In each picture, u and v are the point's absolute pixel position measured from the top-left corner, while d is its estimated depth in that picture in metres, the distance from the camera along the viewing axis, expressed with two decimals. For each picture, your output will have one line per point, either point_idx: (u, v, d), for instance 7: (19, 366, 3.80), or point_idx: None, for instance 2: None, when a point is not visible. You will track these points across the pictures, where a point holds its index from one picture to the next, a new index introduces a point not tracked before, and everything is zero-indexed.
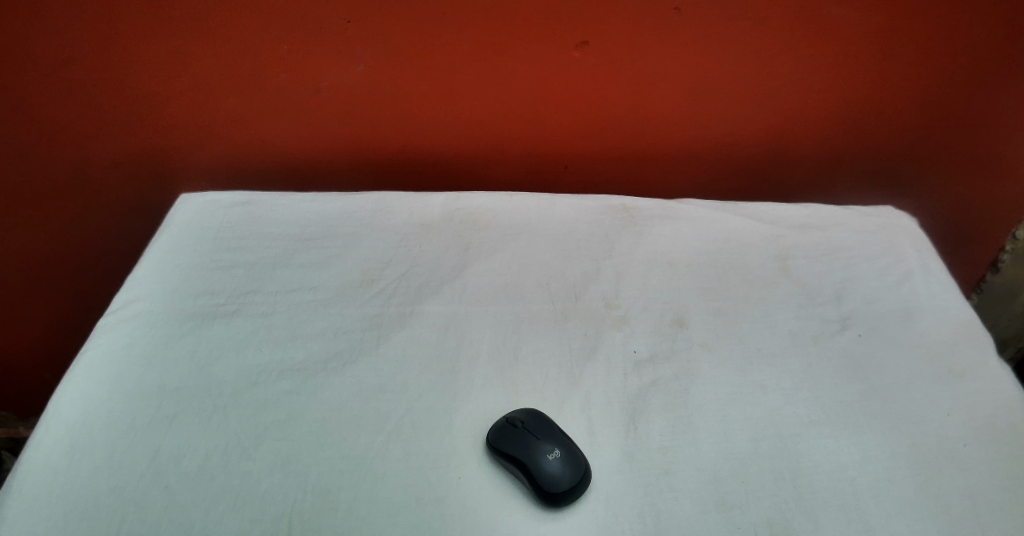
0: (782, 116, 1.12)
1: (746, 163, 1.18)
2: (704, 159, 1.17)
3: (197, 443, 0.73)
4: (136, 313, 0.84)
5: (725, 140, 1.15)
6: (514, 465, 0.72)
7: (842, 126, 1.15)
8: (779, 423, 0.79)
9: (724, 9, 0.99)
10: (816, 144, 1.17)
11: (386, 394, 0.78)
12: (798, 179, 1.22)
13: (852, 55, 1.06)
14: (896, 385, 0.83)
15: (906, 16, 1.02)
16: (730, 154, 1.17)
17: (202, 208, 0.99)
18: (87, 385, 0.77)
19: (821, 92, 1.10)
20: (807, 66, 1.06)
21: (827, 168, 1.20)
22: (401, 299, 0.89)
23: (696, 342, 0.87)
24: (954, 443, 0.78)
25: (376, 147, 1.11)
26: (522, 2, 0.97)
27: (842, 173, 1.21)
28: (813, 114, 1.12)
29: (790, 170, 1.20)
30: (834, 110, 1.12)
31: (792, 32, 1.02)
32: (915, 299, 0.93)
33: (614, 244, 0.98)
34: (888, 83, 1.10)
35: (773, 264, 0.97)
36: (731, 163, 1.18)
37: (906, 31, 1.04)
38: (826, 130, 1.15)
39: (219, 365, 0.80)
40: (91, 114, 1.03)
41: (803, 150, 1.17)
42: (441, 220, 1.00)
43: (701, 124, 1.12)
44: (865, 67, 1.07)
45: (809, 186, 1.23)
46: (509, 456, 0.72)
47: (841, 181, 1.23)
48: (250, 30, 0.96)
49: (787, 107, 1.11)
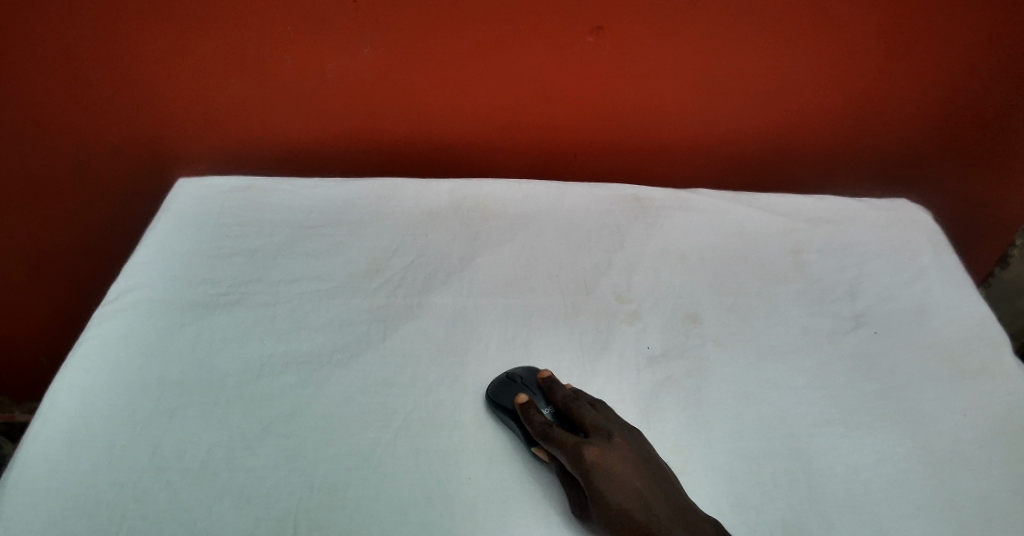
0: (784, 114, 1.10)
1: (748, 161, 1.16)
2: (708, 152, 1.14)
3: (199, 437, 0.71)
4: (135, 302, 0.82)
5: (726, 137, 1.12)
6: (503, 413, 0.74)
7: (841, 124, 1.12)
8: (791, 423, 0.78)
9: (735, 6, 0.97)
10: (821, 139, 1.14)
11: (392, 389, 0.76)
12: (804, 175, 1.19)
13: (860, 49, 1.03)
14: (910, 385, 0.83)
15: (906, 14, 1.00)
16: (733, 152, 1.15)
17: (202, 194, 0.96)
18: (85, 377, 0.75)
19: (824, 85, 1.07)
20: (814, 57, 1.03)
21: (825, 165, 1.18)
22: (407, 292, 0.86)
23: (709, 339, 0.85)
24: (967, 445, 0.78)
25: (383, 135, 1.07)
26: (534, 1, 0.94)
27: (840, 170, 1.19)
28: (808, 111, 1.10)
29: (792, 166, 1.18)
30: (839, 106, 1.10)
31: (799, 25, 0.99)
32: (928, 297, 0.92)
33: (625, 235, 0.96)
34: (892, 78, 1.07)
35: (787, 259, 0.96)
36: (733, 160, 1.16)
37: (907, 27, 1.01)
38: (826, 127, 1.12)
39: (223, 356, 0.78)
40: (85, 104, 1.00)
41: (804, 146, 1.15)
42: (448, 210, 0.97)
43: (705, 121, 1.10)
44: (868, 66, 1.05)
45: (808, 181, 1.20)
46: (503, 405, 0.74)
47: (846, 177, 1.20)
48: (252, 20, 0.93)
49: (788, 105, 1.09)
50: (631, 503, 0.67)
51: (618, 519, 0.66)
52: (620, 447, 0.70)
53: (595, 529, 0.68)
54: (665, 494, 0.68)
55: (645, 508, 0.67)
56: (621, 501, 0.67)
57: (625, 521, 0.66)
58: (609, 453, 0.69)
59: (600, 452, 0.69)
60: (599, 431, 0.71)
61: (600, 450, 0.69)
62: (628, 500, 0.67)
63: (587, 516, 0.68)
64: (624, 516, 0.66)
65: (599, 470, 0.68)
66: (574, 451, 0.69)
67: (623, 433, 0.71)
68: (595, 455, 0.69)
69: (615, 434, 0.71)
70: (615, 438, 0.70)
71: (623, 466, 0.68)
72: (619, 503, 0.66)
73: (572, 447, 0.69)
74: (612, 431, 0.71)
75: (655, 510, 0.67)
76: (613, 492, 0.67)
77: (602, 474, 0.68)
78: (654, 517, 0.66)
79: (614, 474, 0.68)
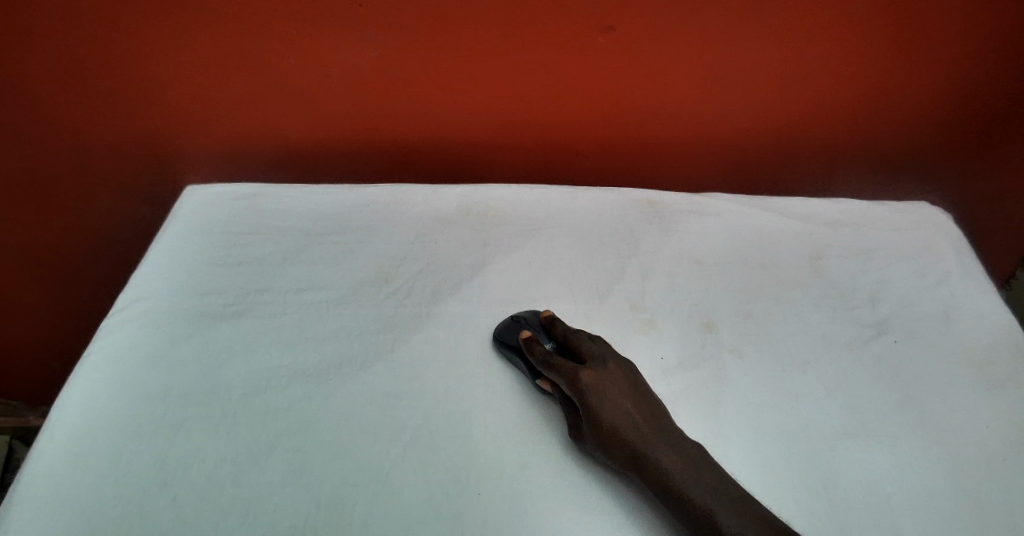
0: (794, 115, 1.08)
1: (749, 161, 1.14)
2: (709, 153, 1.12)
3: (206, 452, 0.70)
4: (141, 312, 0.81)
5: (727, 137, 1.10)
6: (508, 349, 0.79)
7: (851, 121, 1.10)
8: (812, 435, 0.76)
9: (748, 6, 0.95)
10: (832, 138, 1.12)
11: (401, 401, 0.75)
12: (803, 173, 1.17)
13: (878, 45, 1.00)
14: (935, 395, 0.80)
15: (917, 17, 0.98)
16: (734, 153, 1.13)
17: (208, 201, 0.95)
18: (92, 389, 0.74)
19: (841, 81, 1.04)
20: (830, 55, 1.01)
21: (823, 164, 1.16)
22: (416, 300, 0.84)
23: (726, 348, 0.83)
24: (994, 457, 0.75)
25: (391, 136, 1.06)
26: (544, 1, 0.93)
27: (838, 166, 1.16)
28: (812, 108, 1.08)
29: (786, 168, 1.16)
30: (855, 104, 1.07)
31: (815, 21, 0.97)
32: (952, 303, 0.90)
33: (639, 240, 0.94)
34: (910, 75, 1.04)
35: (806, 264, 0.93)
36: (728, 162, 1.14)
37: (927, 24, 0.99)
38: (834, 125, 1.10)
39: (229, 369, 0.76)
40: (91, 105, 0.99)
41: (809, 146, 1.13)
42: (457, 214, 0.96)
43: (711, 120, 1.08)
44: (886, 62, 1.03)
45: (807, 180, 1.18)
46: (509, 342, 0.79)
47: (846, 177, 1.19)
48: (259, 20, 0.92)
49: (792, 104, 1.07)
50: (621, 421, 0.71)
51: (608, 436, 0.70)
52: (614, 372, 0.75)
53: (587, 450, 0.71)
54: (654, 416, 0.72)
55: (634, 426, 0.71)
56: (612, 418, 0.71)
57: (615, 438, 0.70)
58: (603, 376, 0.74)
59: (595, 375, 0.74)
60: (595, 359, 0.76)
61: (594, 374, 0.74)
62: (618, 418, 0.71)
63: (580, 436, 0.72)
64: (614, 433, 0.70)
65: (593, 391, 0.72)
66: (571, 374, 0.74)
67: (617, 361, 0.76)
68: (590, 377, 0.73)
69: (609, 361, 0.76)
70: (609, 363, 0.75)
71: (615, 389, 0.73)
72: (610, 420, 0.71)
73: (569, 371, 0.74)
74: (607, 358, 0.76)
75: (643, 428, 0.71)
76: (605, 410, 0.71)
77: (596, 394, 0.72)
78: (642, 434, 0.70)
79: (607, 394, 0.72)
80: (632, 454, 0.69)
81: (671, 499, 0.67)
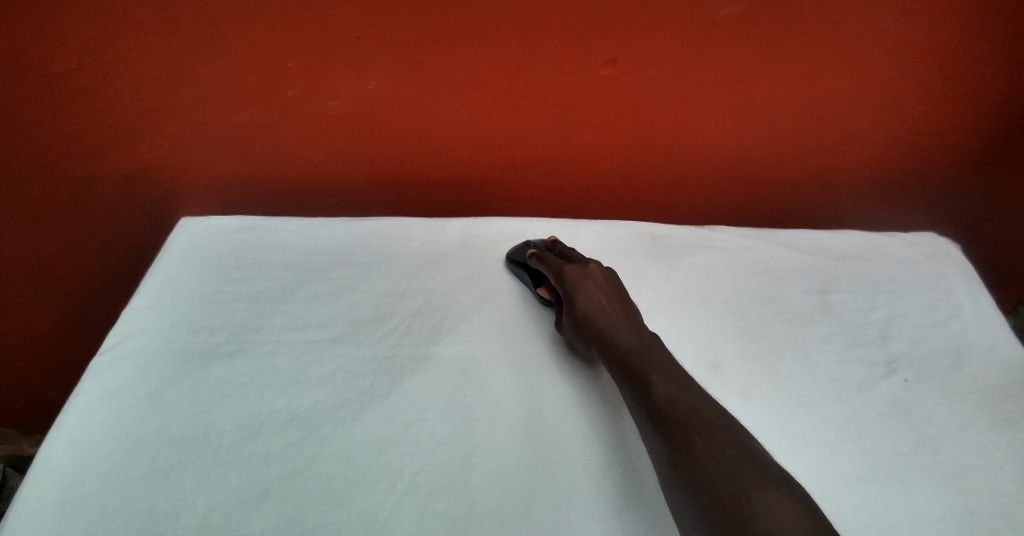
0: (801, 144, 1.07)
1: (760, 192, 1.13)
2: (717, 183, 1.11)
3: (195, 499, 0.68)
4: (132, 350, 0.79)
5: (736, 165, 1.09)
6: (516, 262, 0.91)
7: (858, 151, 1.09)
8: (823, 482, 0.73)
9: (754, 34, 0.94)
10: (838, 169, 1.11)
11: (397, 447, 0.73)
12: (814, 207, 1.16)
13: (884, 74, 1.00)
14: (948, 436, 0.78)
15: (925, 45, 0.97)
16: (743, 184, 1.12)
17: (205, 233, 0.93)
18: (79, 433, 0.72)
19: (846, 109, 1.04)
20: (834, 83, 1.01)
21: (832, 197, 1.15)
22: (414, 339, 0.82)
23: (733, 390, 0.80)
24: (1010, 502, 0.73)
25: (394, 168, 1.05)
26: (551, 30, 0.92)
27: (847, 201, 1.16)
28: (822, 137, 1.07)
29: (802, 202, 1.15)
30: (858, 133, 1.07)
31: (821, 48, 0.97)
32: (963, 339, 0.87)
33: (643, 275, 0.91)
34: (917, 103, 1.04)
35: (814, 300, 0.91)
36: (743, 190, 1.13)
37: (934, 54, 0.98)
38: (845, 154, 1.09)
39: (221, 411, 0.74)
40: (83, 136, 0.95)
41: (817, 178, 1.12)
42: (458, 249, 0.94)
43: (718, 148, 1.07)
44: (890, 92, 1.02)
45: (818, 216, 1.17)
46: (516, 256, 0.92)
47: (858, 210, 1.17)
48: (261, 50, 0.91)
49: (801, 133, 1.06)
50: (592, 305, 0.82)
51: (579, 317, 0.81)
52: (594, 270, 0.86)
53: (566, 336, 0.82)
54: (623, 307, 0.82)
55: (602, 310, 0.81)
56: (585, 306, 0.81)
57: (585, 321, 0.80)
58: (583, 274, 0.85)
59: (577, 271, 0.86)
60: (581, 262, 0.87)
61: (576, 270, 0.86)
62: (590, 304, 0.82)
63: (561, 324, 0.83)
64: (583, 313, 0.81)
65: (572, 282, 0.84)
66: (557, 270, 0.86)
67: (600, 265, 0.87)
68: (573, 274, 0.85)
69: (593, 263, 0.87)
70: (592, 265, 0.86)
71: (594, 285, 0.84)
72: (581, 304, 0.82)
73: (556, 268, 0.87)
74: (591, 261, 0.87)
75: (610, 313, 0.81)
76: (581, 300, 0.82)
77: (576, 288, 0.84)
78: (607, 318, 0.80)
79: (584, 286, 0.84)
80: (596, 332, 0.79)
81: (619, 367, 0.75)
